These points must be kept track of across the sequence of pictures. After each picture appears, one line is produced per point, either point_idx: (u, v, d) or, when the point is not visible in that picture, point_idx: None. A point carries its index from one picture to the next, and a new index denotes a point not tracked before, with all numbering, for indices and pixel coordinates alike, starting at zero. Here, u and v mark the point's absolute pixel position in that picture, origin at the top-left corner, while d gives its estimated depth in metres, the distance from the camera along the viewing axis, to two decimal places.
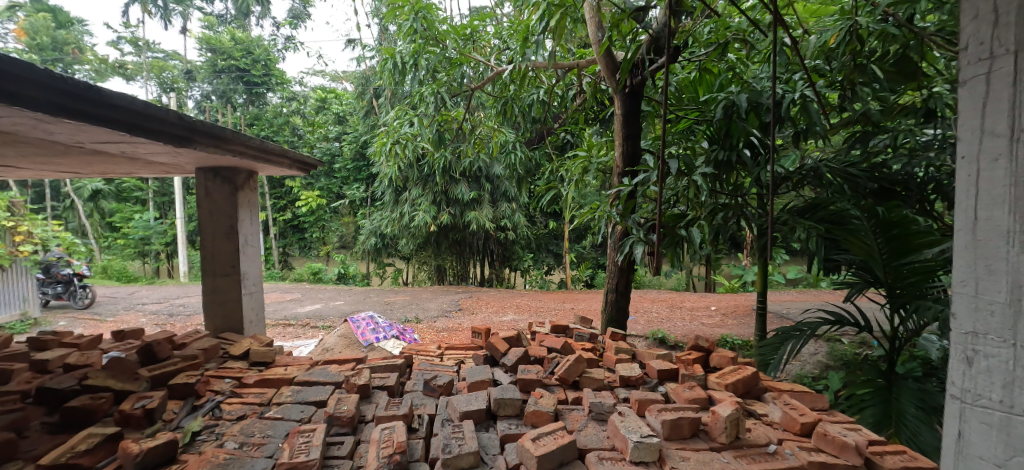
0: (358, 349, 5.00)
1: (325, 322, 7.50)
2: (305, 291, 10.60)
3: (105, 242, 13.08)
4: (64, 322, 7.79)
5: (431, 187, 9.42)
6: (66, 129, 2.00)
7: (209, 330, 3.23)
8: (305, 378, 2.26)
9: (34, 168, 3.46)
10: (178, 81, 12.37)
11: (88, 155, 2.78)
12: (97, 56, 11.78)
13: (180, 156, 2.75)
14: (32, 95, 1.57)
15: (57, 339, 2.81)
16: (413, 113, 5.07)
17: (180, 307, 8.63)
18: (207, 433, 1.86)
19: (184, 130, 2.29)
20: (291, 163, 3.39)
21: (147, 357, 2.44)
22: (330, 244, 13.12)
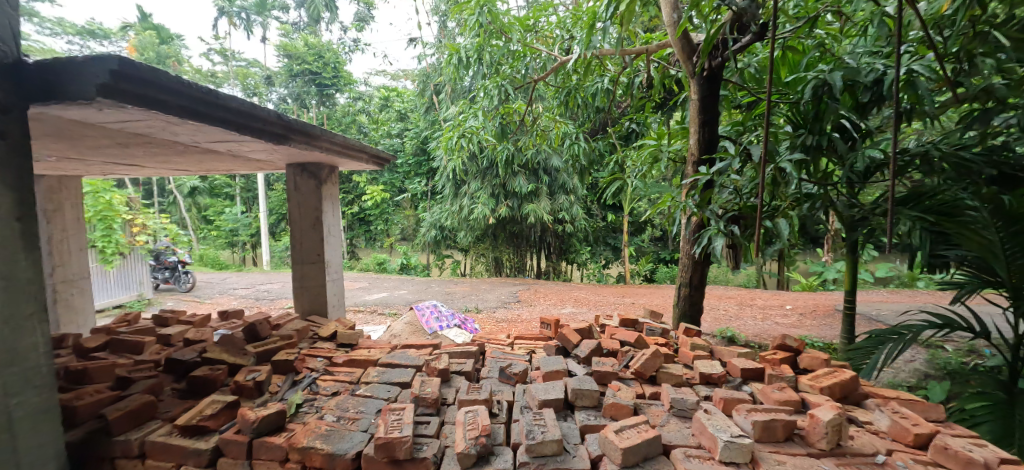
0: (424, 335, 5.23)
1: (391, 310, 7.90)
2: (372, 280, 11.23)
3: (201, 233, 14.63)
4: (171, 303, 8.84)
5: (489, 180, 9.59)
6: (188, 130, 2.25)
7: (299, 312, 3.53)
8: (388, 360, 2.40)
9: (154, 167, 3.92)
10: (260, 86, 13.46)
11: (199, 153, 3.10)
12: (193, 66, 13.11)
13: (275, 152, 3.00)
14: (165, 99, 1.78)
15: (176, 317, 3.20)
16: (475, 107, 5.16)
17: (265, 292, 9.47)
18: (308, 406, 2.03)
19: (283, 128, 2.50)
20: (368, 158, 3.58)
21: (252, 335, 2.72)
22: (393, 236, 13.73)
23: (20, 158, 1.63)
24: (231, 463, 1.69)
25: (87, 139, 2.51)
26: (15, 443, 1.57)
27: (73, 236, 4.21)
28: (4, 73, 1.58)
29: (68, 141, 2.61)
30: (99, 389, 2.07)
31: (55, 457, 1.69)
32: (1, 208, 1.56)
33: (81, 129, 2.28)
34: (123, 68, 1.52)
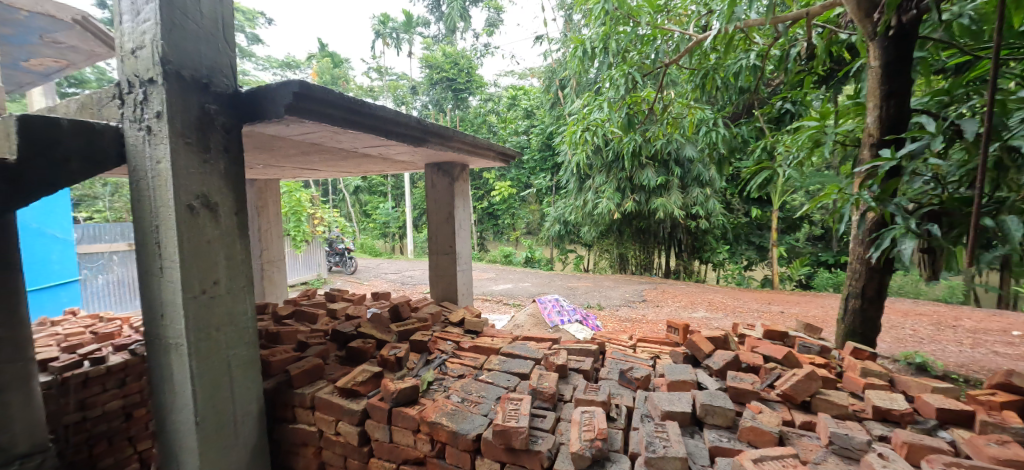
0: (546, 329, 5.31)
1: (516, 300, 8.23)
2: (499, 271, 11.85)
3: (362, 225, 17.20)
4: (339, 283, 10.56)
5: (615, 174, 9.28)
6: (349, 138, 2.62)
7: (434, 298, 3.88)
8: (509, 351, 2.49)
9: (327, 170, 4.68)
10: (407, 95, 15.17)
11: (359, 157, 3.59)
12: (357, 84, 15.36)
13: (416, 154, 3.32)
14: (330, 112, 2.09)
15: (341, 295, 3.80)
16: (601, 98, 5.00)
17: (409, 277, 10.66)
18: (438, 384, 2.21)
19: (421, 132, 2.74)
20: (495, 155, 3.75)
21: (396, 315, 3.07)
22: (518, 229, 14.23)
23: (236, 166, 2.07)
24: (375, 425, 1.95)
25: (281, 149, 3.11)
26: (232, 386, 2.02)
27: (273, 225, 5.23)
28: (229, 102, 2.03)
29: (269, 152, 3.26)
30: (286, 349, 2.56)
31: (257, 399, 2.15)
32: (226, 205, 2.02)
33: (277, 142, 2.83)
34: (302, 90, 1.89)
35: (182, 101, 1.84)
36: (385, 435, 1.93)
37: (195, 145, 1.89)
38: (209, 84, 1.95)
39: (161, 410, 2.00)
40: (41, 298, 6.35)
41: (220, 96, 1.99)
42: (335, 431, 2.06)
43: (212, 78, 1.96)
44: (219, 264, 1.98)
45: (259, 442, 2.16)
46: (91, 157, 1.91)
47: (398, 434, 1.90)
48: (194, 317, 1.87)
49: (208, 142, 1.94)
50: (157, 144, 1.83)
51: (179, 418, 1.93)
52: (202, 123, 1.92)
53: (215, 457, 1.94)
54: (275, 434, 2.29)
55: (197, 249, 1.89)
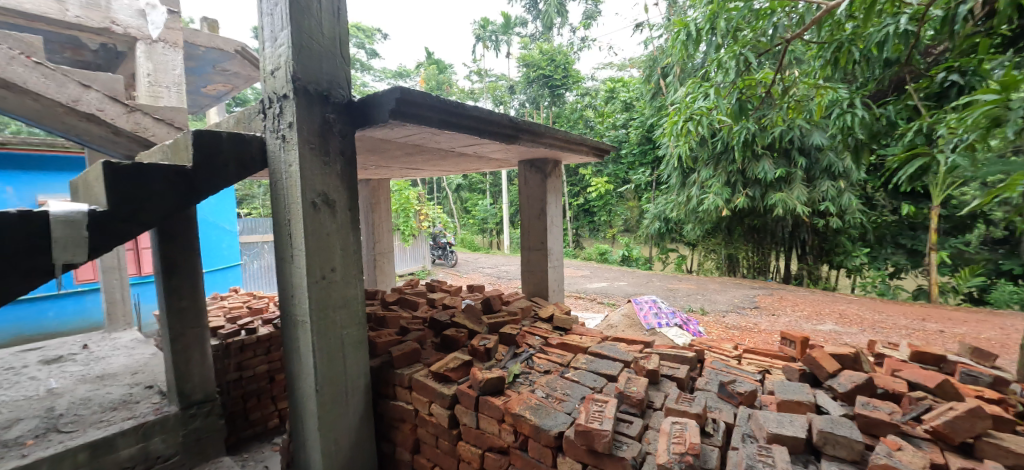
0: (642, 331, 5.07)
1: (610, 300, 8.01)
2: (594, 269, 11.64)
3: (463, 221, 18.17)
4: (441, 275, 11.26)
5: (723, 167, 8.50)
6: (446, 138, 2.76)
7: (525, 292, 3.93)
8: (597, 350, 2.43)
9: (429, 169, 5.01)
10: (505, 95, 15.59)
11: (457, 157, 3.77)
12: (459, 88, 16.21)
13: (509, 151, 3.38)
14: (427, 115, 2.22)
15: (441, 286, 4.04)
16: (707, 84, 4.58)
17: (505, 272, 10.98)
18: (524, 378, 2.23)
19: (513, 129, 2.78)
20: (588, 150, 3.66)
21: (487, 307, 3.18)
22: (615, 227, 13.77)
23: (351, 167, 2.31)
24: (464, 410, 2.04)
25: (388, 152, 3.40)
26: (345, 361, 2.27)
27: (385, 220, 5.74)
28: (344, 111, 2.27)
29: (379, 154, 3.58)
30: (390, 332, 2.81)
31: (364, 375, 2.37)
32: (342, 201, 2.26)
33: (385, 145, 3.10)
34: (403, 96, 2.04)
35: (308, 112, 2.10)
36: (473, 421, 2.01)
37: (317, 149, 2.14)
38: (329, 95, 2.19)
39: (291, 376, 2.32)
40: (215, 278, 7.78)
41: (337, 106, 2.23)
42: (428, 411, 2.19)
43: (332, 90, 2.20)
44: (335, 253, 2.22)
45: (365, 414, 2.39)
46: (244, 163, 2.27)
47: (485, 421, 1.96)
48: (317, 298, 2.13)
49: (328, 146, 2.19)
50: (289, 149, 2.11)
51: (304, 384, 2.22)
52: (323, 130, 2.16)
53: (330, 422, 2.19)
54: (379, 408, 2.52)
55: (319, 240, 2.14)
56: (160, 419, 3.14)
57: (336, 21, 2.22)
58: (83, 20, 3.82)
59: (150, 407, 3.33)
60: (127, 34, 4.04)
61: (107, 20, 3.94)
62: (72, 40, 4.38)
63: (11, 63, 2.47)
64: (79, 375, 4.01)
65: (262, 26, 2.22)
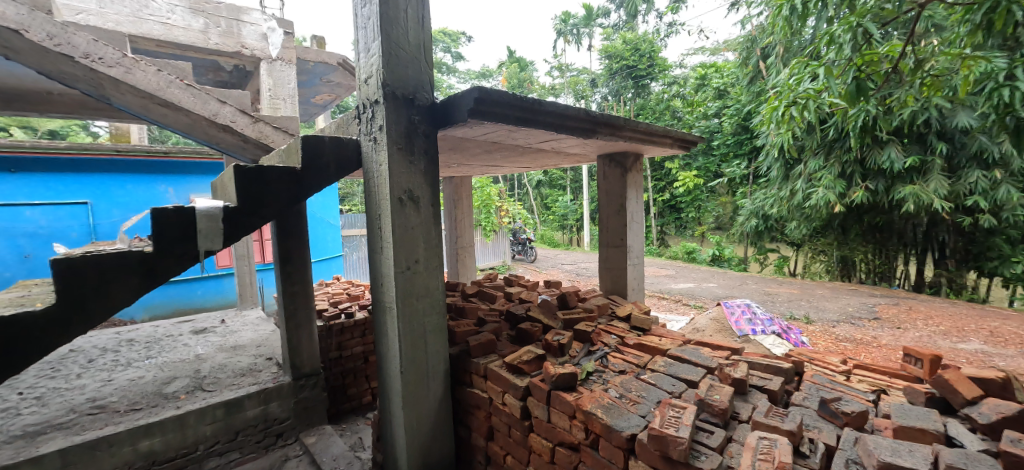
0: (733, 338, 4.70)
1: (697, 302, 7.51)
2: (679, 269, 11.01)
3: (543, 218, 18.23)
4: (520, 270, 11.43)
5: (836, 157, 7.52)
6: (523, 135, 2.80)
7: (603, 290, 3.85)
8: (678, 354, 2.30)
9: (509, 166, 5.10)
10: (586, 89, 15.32)
11: (535, 153, 3.80)
12: (540, 84, 16.26)
13: (588, 146, 3.32)
14: (504, 113, 2.27)
15: (518, 280, 4.12)
16: (815, 64, 4.08)
17: (584, 269, 10.83)
18: (598, 376, 2.20)
19: (591, 123, 2.73)
20: (673, 142, 3.46)
21: (563, 303, 3.17)
22: (705, 224, 12.87)
23: (433, 165, 2.43)
24: (536, 403, 2.06)
25: (469, 150, 3.53)
26: (427, 346, 2.41)
27: (467, 216, 5.97)
28: (428, 113, 2.40)
29: (462, 153, 3.74)
30: (468, 322, 2.92)
31: (444, 361, 2.51)
32: (425, 197, 2.40)
33: (467, 143, 3.23)
34: (481, 95, 2.10)
35: (396, 115, 2.25)
36: (545, 414, 2.02)
37: (404, 150, 2.29)
38: (415, 99, 2.33)
39: (381, 358, 2.53)
40: (322, 267, 8.70)
41: (422, 109, 2.37)
42: (502, 401, 2.25)
43: (417, 93, 2.34)
44: (419, 246, 2.37)
45: (444, 398, 2.52)
46: (343, 164, 2.49)
47: (557, 415, 1.96)
48: (402, 287, 2.29)
49: (413, 146, 2.33)
50: (380, 150, 2.29)
51: (391, 366, 2.41)
52: (409, 132, 2.31)
53: (412, 403, 2.35)
54: (457, 394, 2.64)
55: (404, 234, 2.30)
56: (277, 387, 3.62)
57: (421, 28, 2.35)
58: (221, 47, 4.50)
59: (270, 375, 3.85)
60: (254, 55, 4.66)
61: (239, 45, 4.58)
62: (214, 64, 5.18)
63: (170, 85, 2.97)
64: (218, 345, 4.76)
65: (358, 38, 2.42)
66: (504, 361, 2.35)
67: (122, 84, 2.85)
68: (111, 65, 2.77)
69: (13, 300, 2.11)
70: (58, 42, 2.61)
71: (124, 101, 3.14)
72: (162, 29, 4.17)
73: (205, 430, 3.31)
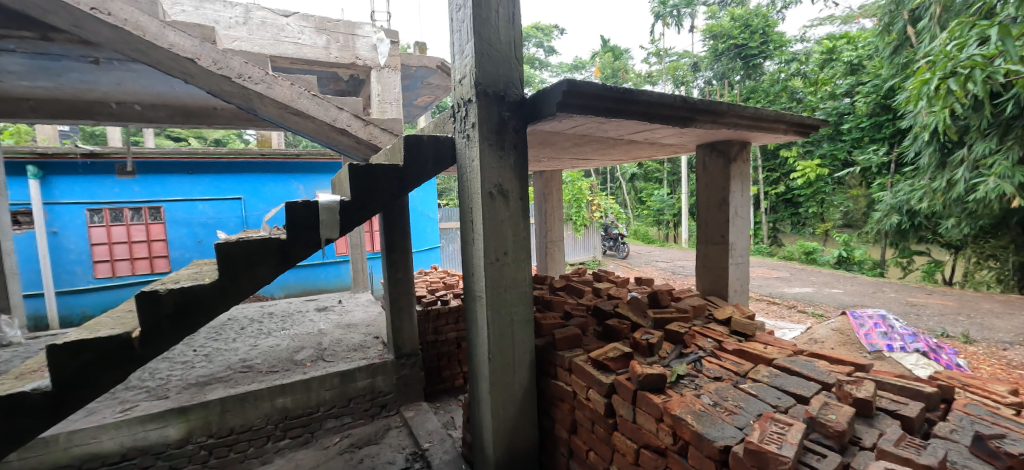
0: (862, 353, 4.08)
1: (816, 309, 6.65)
2: (794, 271, 9.82)
3: (636, 212, 17.49)
4: (611, 266, 11.14)
5: (1015, 138, 6.06)
6: (614, 126, 2.72)
7: (700, 290, 3.61)
8: (785, 365, 2.08)
9: (601, 159, 4.99)
10: (688, 75, 14.31)
11: (628, 145, 3.67)
12: (636, 72, 15.54)
13: (685, 135, 3.12)
14: (594, 104, 2.24)
15: (607, 276, 4.02)
16: (984, 23, 3.33)
17: (681, 267, 10.19)
18: (689, 380, 2.08)
19: (688, 111, 2.55)
20: (787, 128, 3.10)
21: (654, 301, 3.03)
22: (830, 221, 11.27)
23: (523, 159, 2.48)
24: (621, 401, 2.02)
25: (559, 143, 3.53)
26: (513, 336, 2.48)
27: (557, 210, 5.97)
28: (517, 108, 2.45)
29: (552, 147, 3.75)
30: (555, 315, 2.94)
31: (530, 352, 2.56)
32: (514, 191, 2.46)
33: (556, 137, 3.23)
34: (570, 88, 2.09)
35: (488, 113, 2.34)
36: (630, 414, 1.97)
37: (495, 145, 2.37)
38: (505, 96, 2.40)
39: (471, 344, 2.67)
40: (421, 257, 9.38)
41: (512, 105, 2.42)
42: (586, 396, 2.24)
43: (507, 90, 2.40)
44: (508, 239, 2.44)
45: (529, 387, 2.57)
46: (440, 160, 2.66)
47: (643, 415, 1.90)
48: (491, 277, 2.38)
49: (503, 141, 2.40)
50: (472, 146, 2.40)
51: (480, 351, 2.53)
52: (499, 128, 2.38)
53: (499, 388, 2.44)
54: (542, 385, 2.68)
55: (494, 227, 2.39)
56: (382, 362, 4.01)
57: (511, 26, 2.40)
58: (340, 59, 5.05)
59: (376, 352, 4.27)
60: (367, 65, 5.16)
61: (354, 57, 5.10)
62: (333, 75, 5.84)
63: (300, 97, 3.43)
64: (336, 322, 5.40)
65: (454, 40, 2.54)
66: (590, 356, 2.32)
67: (265, 98, 3.36)
68: (257, 82, 3.28)
69: (190, 275, 2.62)
70: (220, 66, 3.16)
71: (267, 112, 3.68)
72: (294, 49, 4.80)
73: (325, 394, 3.79)
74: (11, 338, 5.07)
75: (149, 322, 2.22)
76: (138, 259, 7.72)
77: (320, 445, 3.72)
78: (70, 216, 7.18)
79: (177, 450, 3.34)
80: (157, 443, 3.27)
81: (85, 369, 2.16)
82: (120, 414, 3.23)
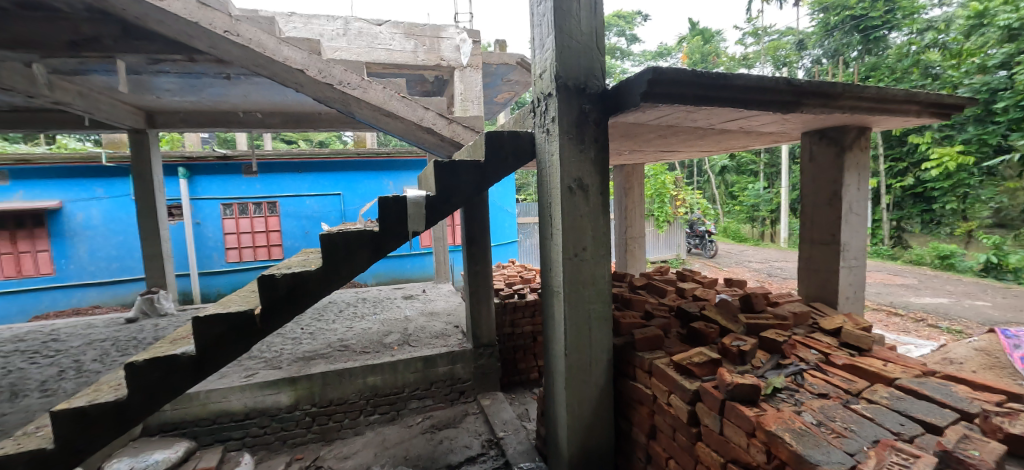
0: (1017, 380, 3.39)
1: (953, 324, 5.63)
2: (924, 278, 8.42)
3: (727, 208, 16.18)
4: (697, 265, 10.46)
5: None
6: (704, 115, 2.53)
7: (803, 296, 3.25)
8: (910, 387, 1.80)
9: (688, 151, 4.68)
10: (791, 54, 12.90)
11: (719, 134, 3.40)
12: (729, 55, 14.31)
13: (788, 122, 2.81)
14: (683, 92, 2.10)
15: (692, 276, 3.78)
16: None
17: (779, 269, 9.25)
18: (788, 394, 1.87)
19: (793, 95, 2.29)
20: (920, 110, 2.64)
21: (747, 306, 2.78)
22: (975, 220, 9.47)
23: (603, 153, 2.41)
24: (706, 411, 1.89)
25: (643, 135, 3.37)
26: (591, 333, 2.44)
27: (638, 205, 5.73)
28: (599, 100, 2.38)
29: (635, 139, 3.59)
30: (635, 315, 2.83)
31: (608, 350, 2.49)
32: (595, 186, 2.40)
33: (640, 129, 3.08)
34: (655, 76, 1.97)
35: (568, 106, 2.30)
36: (716, 425, 1.84)
37: (575, 139, 2.33)
38: (586, 88, 2.34)
39: (547, 339, 2.66)
40: (499, 250, 9.61)
41: (593, 97, 2.36)
42: (667, 401, 2.13)
43: (588, 82, 2.34)
44: (587, 234, 2.39)
45: (606, 386, 2.51)
46: (519, 155, 2.68)
47: (731, 428, 1.76)
48: (569, 273, 2.35)
49: (583, 135, 2.35)
50: (552, 141, 2.38)
51: (556, 346, 2.52)
52: (580, 121, 2.33)
53: (575, 385, 2.42)
54: (619, 386, 2.60)
55: (573, 222, 2.35)
56: (461, 350, 4.17)
57: (593, 16, 2.34)
58: (426, 62, 5.30)
59: (456, 341, 4.46)
60: (450, 65, 5.35)
61: (438, 58, 5.32)
62: (420, 77, 6.16)
63: (391, 99, 3.66)
64: (420, 310, 5.73)
65: (534, 35, 2.54)
66: (672, 360, 2.20)
67: (361, 102, 3.64)
68: (355, 87, 3.56)
69: (300, 262, 2.95)
70: (324, 75, 3.48)
71: (363, 115, 3.99)
72: (386, 55, 5.14)
73: (410, 376, 4.04)
74: (166, 309, 6.13)
75: (267, 301, 2.53)
76: (259, 247, 8.87)
77: (405, 423, 3.99)
78: (208, 210, 8.40)
79: (287, 414, 3.78)
80: (272, 407, 3.73)
81: (219, 339, 2.52)
82: (245, 379, 3.74)
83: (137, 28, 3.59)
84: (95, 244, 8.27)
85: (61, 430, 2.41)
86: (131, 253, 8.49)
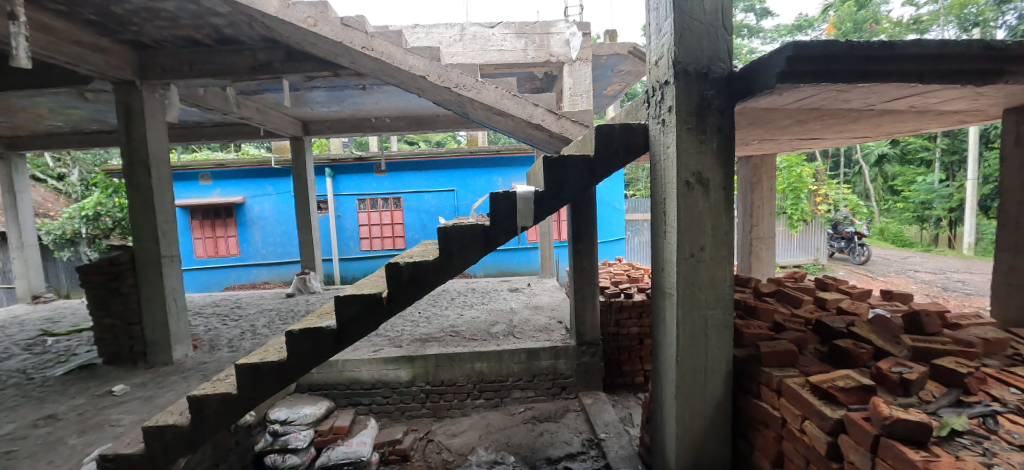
0: None
1: None
2: None
3: (885, 205, 13.57)
4: (841, 272, 8.99)
5: None
6: (860, 94, 2.13)
7: (996, 318, 2.57)
8: None
9: (834, 138, 4.01)
10: (987, 11, 10.21)
11: (880, 116, 2.84)
12: (893, 20, 11.84)
13: (983, 97, 2.22)
14: (834, 68, 1.79)
15: (836, 285, 3.24)
16: None
17: (959, 282, 7.49)
18: (972, 441, 1.50)
19: (993, 61, 1.81)
20: None
21: (914, 326, 2.29)
22: None
23: (728, 143, 2.17)
24: (853, 446, 1.60)
25: (779, 122, 2.96)
26: (707, 341, 2.23)
27: (767, 201, 5.09)
28: (725, 85, 2.14)
29: (767, 126, 3.18)
30: (761, 325, 2.52)
31: (727, 362, 2.26)
32: (716, 180, 2.17)
33: (775, 114, 2.72)
34: (797, 52, 1.70)
35: (688, 94, 2.11)
36: (865, 463, 1.55)
37: (695, 129, 2.13)
38: (710, 71, 2.12)
39: (656, 342, 2.50)
40: (606, 247, 9.37)
41: (718, 81, 2.13)
42: (800, 427, 1.86)
43: (712, 65, 2.12)
44: (706, 233, 2.19)
45: (723, 401, 2.28)
46: (631, 148, 2.55)
47: None
48: (683, 275, 2.18)
49: (705, 124, 2.14)
50: (669, 132, 2.22)
51: (666, 351, 2.36)
52: (701, 108, 2.13)
53: (687, 395, 2.24)
54: (739, 402, 2.34)
55: (690, 219, 2.17)
56: (565, 346, 4.16)
57: None
58: (535, 59, 5.31)
59: (560, 336, 4.46)
60: (560, 61, 5.29)
61: (548, 55, 5.28)
62: (529, 74, 6.23)
63: (502, 98, 3.76)
64: (525, 303, 5.86)
65: (651, 19, 2.38)
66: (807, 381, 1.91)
67: (475, 102, 3.80)
68: (469, 89, 3.74)
69: (420, 253, 3.21)
70: (443, 79, 3.71)
71: (477, 114, 4.17)
72: (498, 55, 5.32)
73: (514, 366, 4.16)
74: (314, 288, 7.19)
75: (392, 286, 2.81)
76: (386, 237, 9.92)
77: (508, 411, 4.12)
78: (347, 204, 9.64)
79: (406, 389, 4.17)
80: (393, 380, 4.15)
81: (354, 317, 2.87)
82: (372, 354, 4.22)
83: (297, 51, 4.24)
84: (266, 231, 10.04)
85: (240, 380, 2.95)
86: (290, 240, 10.13)
